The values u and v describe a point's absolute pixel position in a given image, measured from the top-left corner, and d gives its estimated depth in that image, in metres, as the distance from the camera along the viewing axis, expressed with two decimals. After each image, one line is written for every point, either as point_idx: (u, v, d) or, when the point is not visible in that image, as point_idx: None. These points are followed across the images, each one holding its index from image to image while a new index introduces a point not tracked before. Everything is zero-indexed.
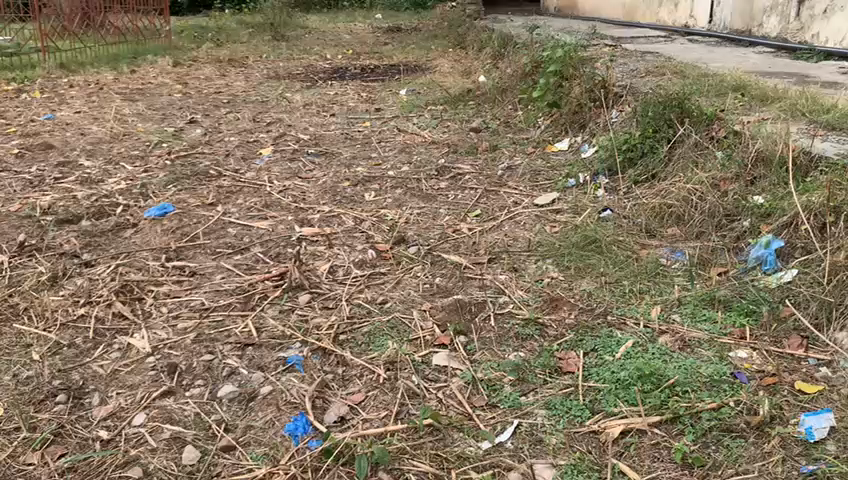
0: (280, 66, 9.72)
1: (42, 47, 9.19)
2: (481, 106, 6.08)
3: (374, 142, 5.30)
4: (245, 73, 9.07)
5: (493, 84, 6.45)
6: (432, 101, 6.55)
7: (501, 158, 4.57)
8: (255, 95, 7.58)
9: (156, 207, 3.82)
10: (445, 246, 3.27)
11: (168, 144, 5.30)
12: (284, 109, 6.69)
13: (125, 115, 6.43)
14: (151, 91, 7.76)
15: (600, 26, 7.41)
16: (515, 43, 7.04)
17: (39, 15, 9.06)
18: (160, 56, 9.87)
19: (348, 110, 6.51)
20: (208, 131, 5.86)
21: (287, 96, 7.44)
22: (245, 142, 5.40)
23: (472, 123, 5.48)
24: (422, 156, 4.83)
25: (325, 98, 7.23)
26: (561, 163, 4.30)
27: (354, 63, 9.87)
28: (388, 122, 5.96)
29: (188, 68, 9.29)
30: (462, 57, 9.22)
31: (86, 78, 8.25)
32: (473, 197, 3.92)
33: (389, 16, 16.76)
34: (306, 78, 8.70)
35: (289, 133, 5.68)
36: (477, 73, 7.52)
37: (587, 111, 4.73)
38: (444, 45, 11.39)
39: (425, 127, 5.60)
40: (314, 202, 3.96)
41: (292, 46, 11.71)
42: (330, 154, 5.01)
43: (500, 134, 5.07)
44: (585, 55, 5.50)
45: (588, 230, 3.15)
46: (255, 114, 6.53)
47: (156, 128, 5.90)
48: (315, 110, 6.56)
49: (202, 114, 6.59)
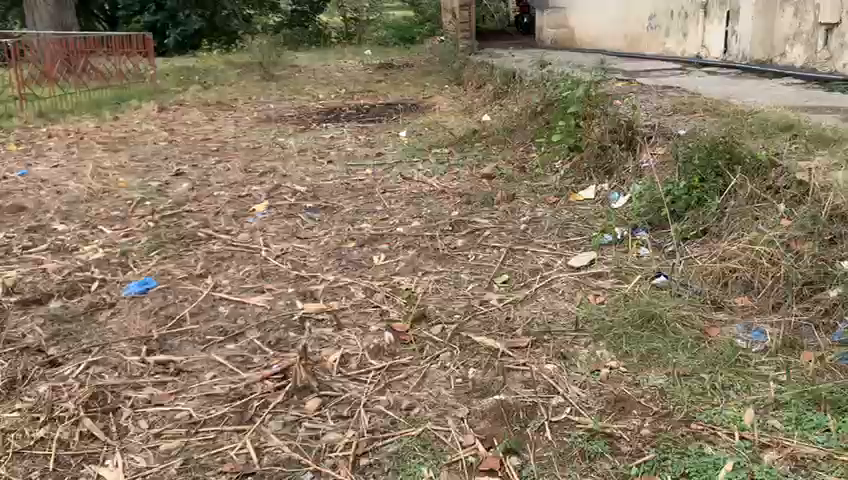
0: (271, 108, 9.34)
1: (21, 95, 8.83)
2: (490, 148, 5.66)
3: (378, 192, 4.87)
4: (235, 117, 8.68)
5: (501, 124, 6.06)
6: (435, 143, 6.14)
7: (521, 209, 4.13)
8: (246, 141, 7.15)
9: (137, 282, 3.34)
10: (473, 324, 2.78)
11: (152, 202, 4.85)
12: (278, 156, 6.26)
13: (107, 168, 6.00)
14: (135, 140, 7.33)
15: (608, 58, 7.06)
16: (521, 82, 6.68)
17: (16, 61, 8.68)
18: (144, 102, 9.45)
19: (346, 156, 6.09)
20: (197, 184, 5.41)
21: (280, 142, 7.02)
22: (236, 196, 4.94)
23: (482, 168, 5.06)
24: (432, 207, 4.39)
25: (320, 142, 6.82)
26: (590, 215, 3.85)
27: (348, 103, 9.49)
28: (390, 168, 5.53)
29: (175, 113, 8.90)
30: (460, 94, 8.86)
31: (66, 128, 7.84)
32: (497, 257, 3.45)
33: (379, 52, 16.48)
34: (298, 120, 8.31)
35: (285, 184, 5.24)
36: (480, 112, 7.13)
37: (612, 155, 4.32)
38: (440, 80, 11.06)
39: (432, 173, 5.17)
40: (318, 268, 3.48)
41: (282, 86, 11.36)
42: (331, 207, 4.56)
43: (516, 180, 4.64)
44: (603, 93, 5.12)
45: (642, 303, 2.69)
46: (246, 162, 6.09)
47: (139, 183, 5.45)
48: (311, 156, 6.13)
49: (189, 165, 6.15)
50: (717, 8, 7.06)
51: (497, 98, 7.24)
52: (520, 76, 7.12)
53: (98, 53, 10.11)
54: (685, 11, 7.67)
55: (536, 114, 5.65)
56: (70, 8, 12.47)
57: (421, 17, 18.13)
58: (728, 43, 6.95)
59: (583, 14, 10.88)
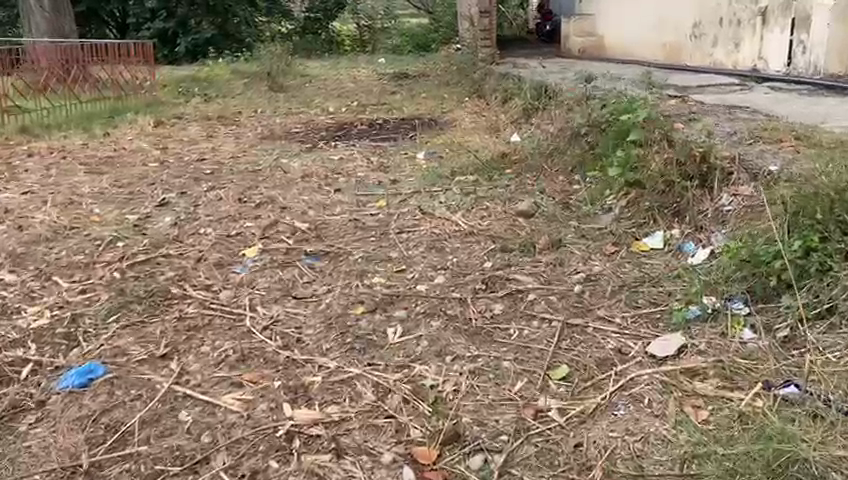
0: (276, 122, 8.61)
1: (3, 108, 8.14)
2: (524, 176, 4.87)
3: (393, 232, 4.07)
4: (236, 133, 7.95)
5: (535, 149, 5.25)
6: (459, 168, 5.35)
7: (571, 261, 3.32)
8: (245, 162, 6.40)
9: (78, 367, 2.57)
10: (528, 456, 1.98)
11: (125, 242, 4.09)
12: (280, 182, 5.51)
13: (84, 196, 5.26)
14: (123, 160, 6.61)
15: (655, 72, 6.26)
16: (556, 100, 5.89)
17: None
18: (141, 115, 8.78)
19: (357, 183, 5.31)
20: (182, 218, 4.65)
21: (283, 164, 6.27)
22: (224, 235, 4.17)
23: (517, 204, 4.25)
24: (459, 255, 3.58)
25: (327, 165, 6.05)
26: (661, 274, 3.04)
27: (360, 118, 8.74)
28: (407, 200, 4.74)
29: (172, 129, 8.20)
30: (482, 109, 8.08)
31: (50, 145, 7.14)
32: (549, 335, 2.64)
33: (393, 61, 15.75)
34: (305, 138, 7.56)
35: (283, 219, 4.46)
36: (508, 131, 6.35)
37: (683, 193, 3.50)
38: (458, 92, 10.31)
39: (457, 207, 4.37)
40: (315, 348, 2.67)
41: (290, 98, 10.65)
42: (335, 253, 3.77)
43: (562, 221, 3.83)
44: (662, 113, 4.31)
45: (775, 432, 1.90)
46: (242, 190, 5.33)
47: (116, 216, 4.70)
48: (316, 183, 5.36)
49: (178, 192, 5.40)
50: (779, 15, 6.44)
51: (528, 118, 6.43)
52: (554, 92, 6.31)
53: (95, 62, 9.51)
54: (734, 18, 6.98)
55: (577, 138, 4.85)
56: (69, 14, 11.86)
57: (436, 23, 17.24)
58: (793, 54, 6.39)
59: (610, 20, 10.21)
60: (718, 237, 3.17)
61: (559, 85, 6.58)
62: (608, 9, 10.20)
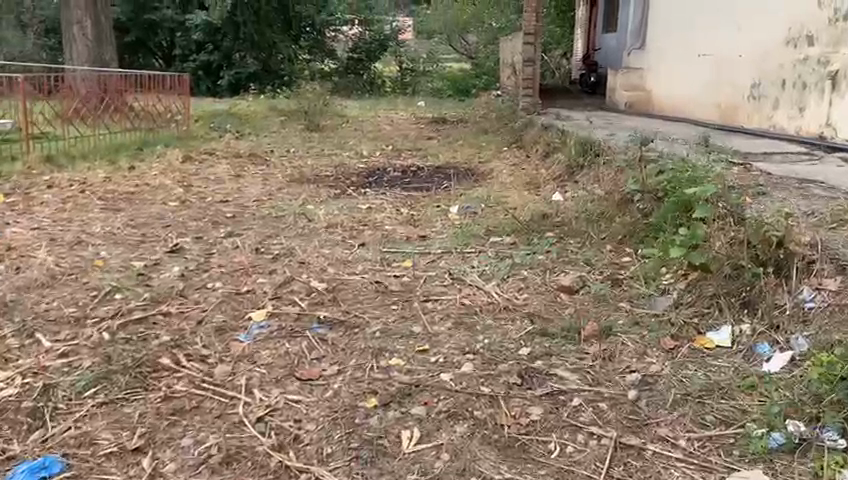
0: (307, 164, 8.31)
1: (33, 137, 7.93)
2: (567, 242, 4.43)
3: (419, 300, 3.64)
4: (264, 173, 7.66)
5: (581, 212, 4.81)
6: (495, 228, 4.92)
7: (623, 356, 2.86)
8: (269, 206, 6.07)
9: (32, 460, 2.22)
10: None
11: (122, 294, 3.72)
12: (302, 231, 5.14)
13: (93, 236, 4.95)
14: (143, 197, 6.33)
15: (714, 135, 5.84)
16: (605, 160, 5.47)
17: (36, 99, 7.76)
18: (170, 150, 8.57)
19: (384, 237, 4.92)
20: (192, 267, 4.28)
21: (308, 210, 5.92)
22: (233, 293, 3.78)
23: (559, 275, 3.80)
24: (491, 336, 3.13)
25: (354, 214, 5.69)
26: (732, 382, 2.57)
27: (395, 163, 8.41)
28: (436, 261, 4.32)
29: (199, 166, 7.95)
30: (522, 162, 7.69)
31: (71, 177, 6.91)
32: (596, 458, 2.19)
33: (431, 104, 15.55)
34: (334, 182, 7.23)
35: (300, 276, 4.05)
36: (550, 188, 5.93)
37: (754, 282, 3.07)
38: (497, 141, 9.96)
39: (491, 275, 3.93)
40: (315, 453, 2.25)
41: (325, 139, 10.39)
42: (351, 322, 3.35)
43: (611, 303, 3.37)
44: (728, 185, 3.87)
45: None
46: (260, 238, 4.97)
47: (122, 261, 4.36)
48: (341, 235, 4.98)
49: (193, 236, 5.06)
50: None
51: (573, 176, 6.00)
52: (602, 150, 5.88)
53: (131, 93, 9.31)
54: (801, 80, 6.62)
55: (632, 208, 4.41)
56: (110, 43, 11.87)
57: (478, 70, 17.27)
58: None
59: (660, 74, 9.82)
60: (799, 342, 2.71)
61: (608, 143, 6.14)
62: (660, 63, 9.83)
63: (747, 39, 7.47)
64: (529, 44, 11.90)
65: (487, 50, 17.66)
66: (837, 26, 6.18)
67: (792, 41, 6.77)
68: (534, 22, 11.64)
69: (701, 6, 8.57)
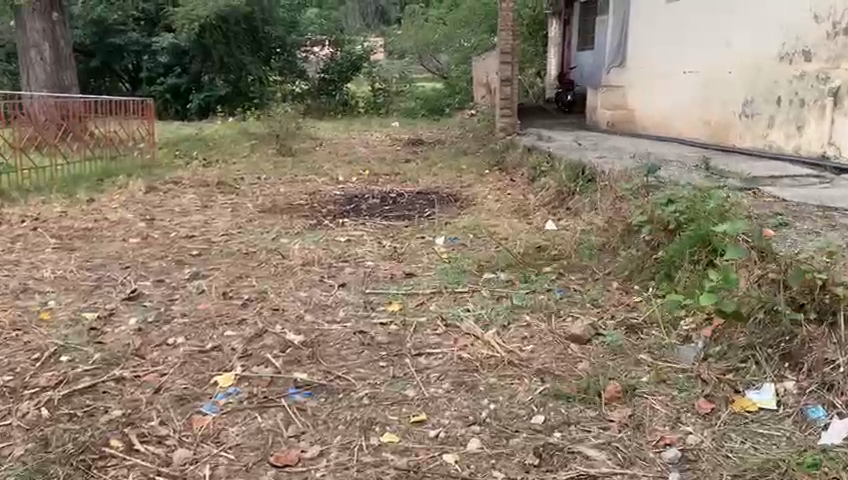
0: (280, 191, 7.86)
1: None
2: (568, 277, 4.04)
3: (411, 354, 3.20)
4: (234, 203, 7.19)
5: (580, 244, 4.42)
6: (487, 262, 4.52)
7: (654, 423, 2.47)
8: (239, 241, 5.61)
9: None
10: None
11: (69, 355, 3.24)
12: (275, 270, 4.68)
13: (41, 282, 4.45)
14: (101, 234, 5.84)
15: (714, 157, 5.55)
16: (601, 186, 5.11)
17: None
18: (134, 179, 8.08)
19: (366, 275, 4.48)
20: (151, 318, 3.81)
21: (282, 244, 5.47)
22: (197, 350, 3.32)
23: (565, 320, 3.40)
24: (497, 399, 2.72)
25: (332, 249, 5.25)
26: (790, 458, 2.19)
27: (373, 189, 7.99)
28: (426, 303, 3.88)
29: (164, 196, 7.46)
30: (507, 186, 7.32)
31: (23, 212, 6.40)
32: None
33: (406, 125, 15.21)
34: (309, 211, 6.79)
35: (273, 327, 3.59)
36: (542, 216, 5.56)
37: (795, 329, 2.70)
38: (478, 164, 9.61)
39: (489, 320, 3.51)
40: None
41: (298, 163, 9.96)
42: (334, 386, 2.90)
43: (630, 354, 2.98)
44: (748, 216, 3.52)
45: None
46: (229, 280, 4.50)
47: (73, 312, 3.87)
48: (318, 274, 4.54)
49: (154, 279, 4.58)
50: None
51: (565, 202, 5.63)
52: (597, 173, 5.49)
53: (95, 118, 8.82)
54: (798, 97, 6.46)
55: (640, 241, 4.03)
56: (70, 67, 11.36)
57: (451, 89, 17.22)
58: None
59: (642, 92, 9.62)
60: None
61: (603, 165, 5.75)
62: (641, 81, 9.63)
63: (738, 54, 7.31)
64: (507, 64, 11.42)
65: (459, 70, 17.54)
66: (836, 40, 6.03)
67: (786, 56, 6.62)
68: (511, 40, 11.34)
69: (684, 22, 8.41)
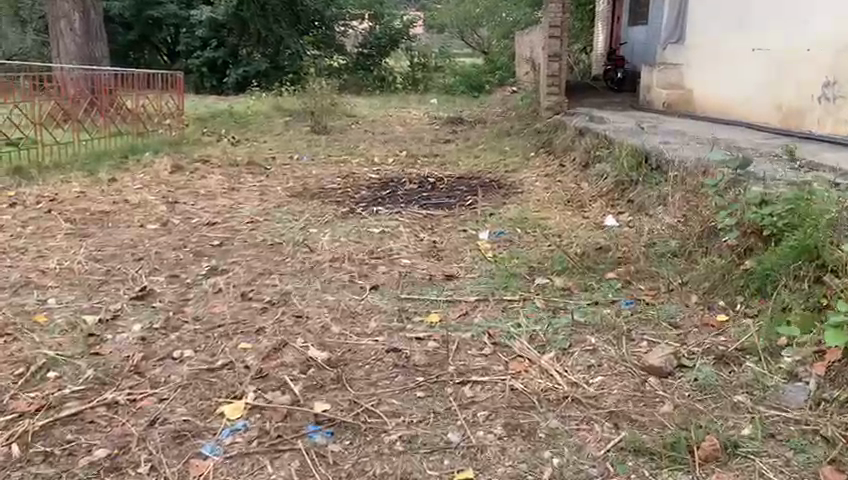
0: (312, 173, 7.40)
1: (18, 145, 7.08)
2: (636, 288, 3.48)
3: (453, 381, 2.69)
4: (262, 186, 6.75)
5: (649, 248, 3.85)
6: (539, 263, 3.97)
7: None
8: (264, 230, 5.14)
9: None
10: None
11: (57, 372, 2.81)
12: (300, 267, 4.20)
13: (45, 275, 4.05)
14: (119, 218, 5.43)
15: (800, 146, 4.91)
16: (669, 178, 4.52)
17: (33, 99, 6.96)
18: (159, 158, 7.69)
19: (401, 277, 3.98)
20: (159, 323, 3.37)
21: (311, 235, 5.00)
22: (206, 368, 2.86)
23: (637, 346, 2.86)
24: (562, 452, 2.20)
25: (364, 242, 4.75)
26: None
27: (411, 173, 7.46)
28: (471, 313, 3.37)
29: (190, 177, 7.06)
30: (557, 173, 6.74)
31: (41, 192, 6.04)
32: None
33: (445, 102, 14.61)
34: (342, 196, 6.30)
35: (294, 339, 3.11)
36: (598, 209, 4.99)
37: None
38: (522, 146, 9.01)
39: (545, 339, 2.99)
40: None
41: (332, 142, 9.48)
42: (362, 423, 2.41)
43: (723, 395, 2.45)
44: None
45: None
46: (249, 278, 4.02)
47: (72, 313, 3.45)
48: (348, 274, 4.05)
49: (168, 274, 4.14)
50: None
51: (626, 195, 5.03)
52: (664, 162, 4.88)
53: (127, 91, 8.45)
54: None
55: (724, 247, 3.46)
56: (100, 39, 10.99)
57: (492, 65, 16.59)
58: None
59: (701, 72, 8.90)
60: None
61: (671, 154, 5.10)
62: (700, 61, 8.92)
63: (818, 32, 6.72)
64: (554, 38, 10.72)
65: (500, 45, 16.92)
66: None
67: None
68: (561, 13, 10.65)
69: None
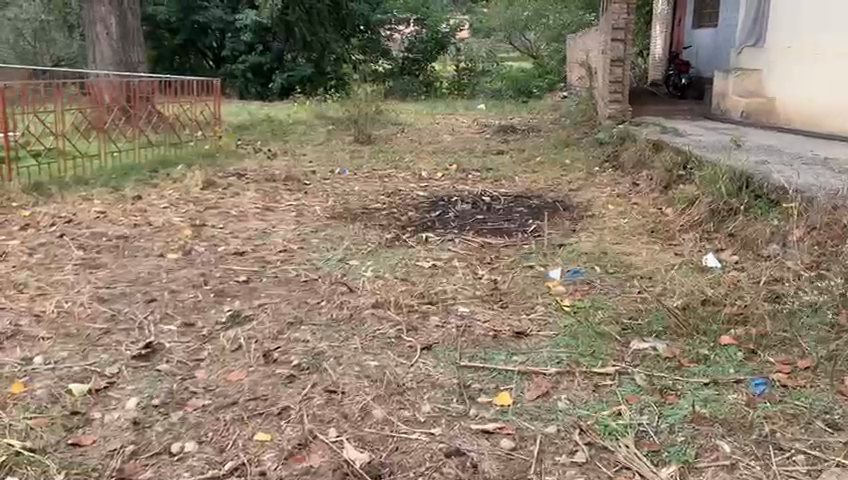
0: (354, 190, 6.74)
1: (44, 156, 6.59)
2: (769, 367, 2.71)
3: None
4: (301, 205, 6.09)
5: (777, 311, 3.08)
6: (630, 322, 3.21)
7: None
8: (298, 261, 4.48)
9: None
10: None
11: (17, 477, 2.19)
12: (337, 315, 3.49)
13: (38, 322, 3.44)
14: (138, 245, 4.83)
15: None
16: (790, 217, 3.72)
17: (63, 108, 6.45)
18: (192, 171, 7.14)
19: (459, 333, 3.22)
20: (161, 395, 2.72)
21: (352, 269, 4.32)
22: (211, 475, 2.20)
23: (791, 465, 2.13)
24: None
25: (413, 281, 4.01)
26: None
27: (463, 190, 6.73)
28: (552, 394, 2.64)
29: (223, 194, 6.46)
30: (630, 193, 5.94)
31: (59, 212, 5.51)
32: None
33: (493, 108, 13.88)
34: (387, 219, 5.62)
35: (325, 429, 2.42)
36: (692, 246, 4.20)
37: None
38: (582, 159, 8.21)
39: (659, 445, 2.25)
40: None
41: (377, 153, 8.83)
42: None
43: None
44: None
45: None
46: (275, 330, 3.33)
47: (57, 379, 2.82)
48: (394, 327, 3.32)
49: (181, 322, 3.48)
50: None
51: (728, 228, 4.23)
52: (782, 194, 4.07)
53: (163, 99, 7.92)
54: None
55: None
56: (139, 44, 10.52)
57: (541, 70, 15.91)
58: None
59: (786, 81, 8.05)
60: None
61: (781, 179, 4.30)
62: (782, 69, 8.09)
63: None
64: (618, 41, 9.89)
65: (550, 49, 16.08)
66: None
67: None
68: (625, 14, 9.79)
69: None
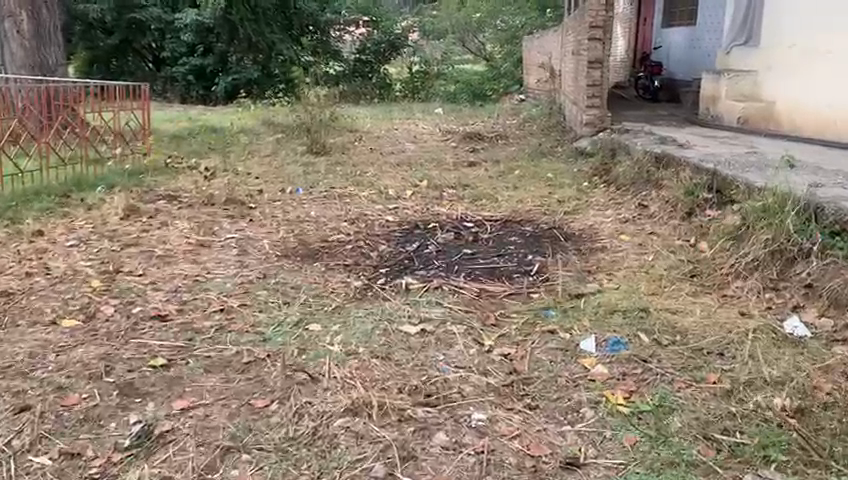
0: (309, 215, 5.64)
1: None
2: None
3: None
4: (243, 239, 4.92)
5: None
6: (727, 441, 2.20)
7: None
8: (238, 329, 3.34)
9: None
10: None
11: None
12: (295, 433, 2.39)
13: None
14: (24, 306, 3.62)
15: None
16: None
17: None
18: (112, 196, 5.92)
19: (481, 468, 2.15)
20: None
21: (310, 339, 3.21)
22: None
23: None
24: None
25: (397, 361, 2.94)
26: None
27: (440, 215, 5.66)
28: None
29: (146, 225, 5.24)
30: (642, 219, 4.96)
31: None
32: None
33: (453, 112, 12.86)
34: (351, 256, 4.53)
35: None
36: (756, 302, 3.24)
37: None
38: (570, 172, 7.22)
39: None
40: None
41: (333, 166, 7.72)
42: None
43: None
44: None
45: None
46: (202, 466, 2.22)
47: None
48: (380, 458, 2.23)
49: (60, 451, 2.33)
50: None
51: (802, 277, 3.29)
52: None
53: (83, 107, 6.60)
54: None
55: None
56: (57, 44, 9.24)
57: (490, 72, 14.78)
58: None
59: (787, 81, 7.23)
60: None
61: None
62: (782, 70, 7.27)
63: None
64: (596, 40, 8.86)
65: (504, 51, 14.98)
66: None
67: None
68: (602, 11, 8.77)
69: None
